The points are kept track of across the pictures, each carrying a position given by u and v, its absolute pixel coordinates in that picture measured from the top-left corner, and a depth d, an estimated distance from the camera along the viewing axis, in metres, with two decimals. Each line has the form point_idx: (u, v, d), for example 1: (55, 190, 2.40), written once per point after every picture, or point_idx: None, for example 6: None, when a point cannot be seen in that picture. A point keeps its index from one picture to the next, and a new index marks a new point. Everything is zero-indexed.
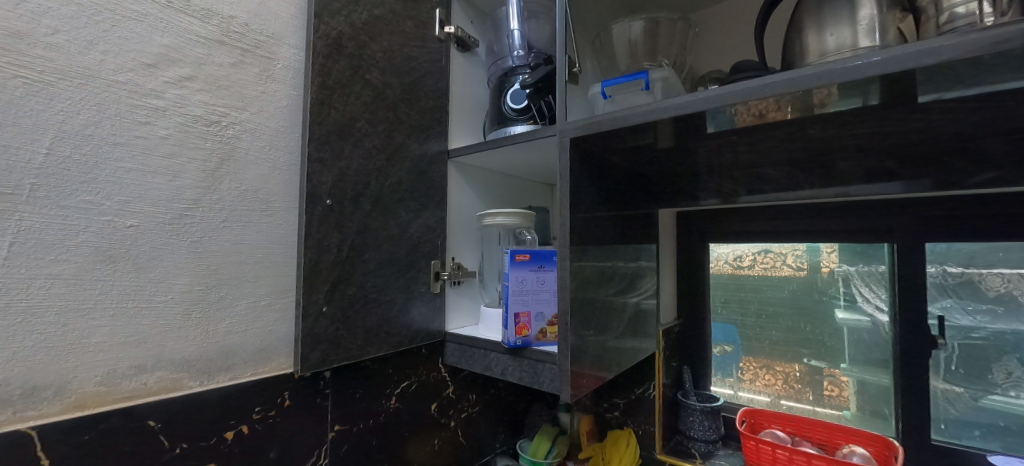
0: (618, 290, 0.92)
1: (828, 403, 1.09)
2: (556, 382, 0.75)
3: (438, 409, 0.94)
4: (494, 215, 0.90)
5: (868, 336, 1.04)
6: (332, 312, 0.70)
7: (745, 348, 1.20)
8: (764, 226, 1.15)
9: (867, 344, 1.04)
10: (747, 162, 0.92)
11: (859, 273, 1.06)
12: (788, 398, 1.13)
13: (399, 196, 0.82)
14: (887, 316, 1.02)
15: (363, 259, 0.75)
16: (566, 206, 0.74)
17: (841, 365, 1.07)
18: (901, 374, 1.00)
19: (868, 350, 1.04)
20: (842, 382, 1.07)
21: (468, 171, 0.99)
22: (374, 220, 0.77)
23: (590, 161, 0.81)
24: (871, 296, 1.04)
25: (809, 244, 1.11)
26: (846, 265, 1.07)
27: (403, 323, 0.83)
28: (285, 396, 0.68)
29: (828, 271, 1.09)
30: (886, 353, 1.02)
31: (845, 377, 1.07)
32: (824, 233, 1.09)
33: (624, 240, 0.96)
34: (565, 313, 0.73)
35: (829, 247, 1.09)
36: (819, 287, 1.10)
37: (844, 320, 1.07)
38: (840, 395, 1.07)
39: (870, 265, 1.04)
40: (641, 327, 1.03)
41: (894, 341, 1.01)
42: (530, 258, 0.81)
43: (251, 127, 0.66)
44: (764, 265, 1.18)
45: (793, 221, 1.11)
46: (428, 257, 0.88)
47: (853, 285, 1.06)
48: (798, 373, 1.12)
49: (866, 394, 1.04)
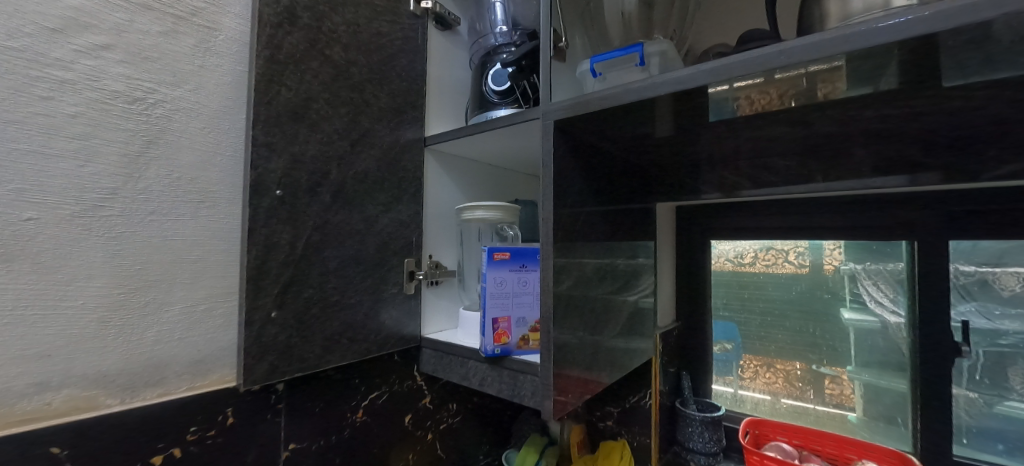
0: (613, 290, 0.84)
1: (840, 405, 1.01)
2: (537, 396, 0.67)
3: (413, 421, 0.85)
4: (473, 208, 0.81)
5: (877, 336, 0.96)
6: (283, 318, 0.62)
7: (744, 346, 1.12)
8: (770, 222, 1.07)
9: (875, 348, 0.97)
10: (753, 150, 0.84)
11: (867, 271, 0.98)
12: (788, 397, 1.06)
13: (366, 188, 0.74)
14: (898, 317, 0.95)
15: (322, 257, 0.67)
16: (548, 197, 0.65)
17: (851, 370, 1.00)
18: (920, 383, 0.92)
19: (882, 355, 0.96)
20: (844, 381, 1.01)
21: (447, 161, 0.91)
22: (334, 213, 0.69)
23: (579, 148, 0.72)
24: (881, 297, 0.96)
25: (812, 240, 1.03)
26: (853, 263, 1.00)
27: (371, 328, 0.74)
28: (228, 413, 0.60)
29: (833, 269, 1.02)
30: (902, 356, 0.94)
31: (846, 375, 1.00)
32: (836, 230, 1.00)
33: (618, 236, 0.87)
34: (548, 319, 0.64)
35: (832, 245, 1.01)
36: (823, 285, 1.03)
37: (851, 321, 1.00)
38: (842, 395, 1.01)
39: (881, 263, 0.96)
40: (637, 331, 0.95)
41: (905, 342, 0.94)
42: (510, 256, 0.72)
43: (186, 106, 0.57)
44: (765, 262, 1.10)
45: (802, 217, 1.02)
46: (400, 255, 0.80)
47: (859, 284, 0.99)
48: (800, 372, 1.05)
49: (875, 398, 0.97)
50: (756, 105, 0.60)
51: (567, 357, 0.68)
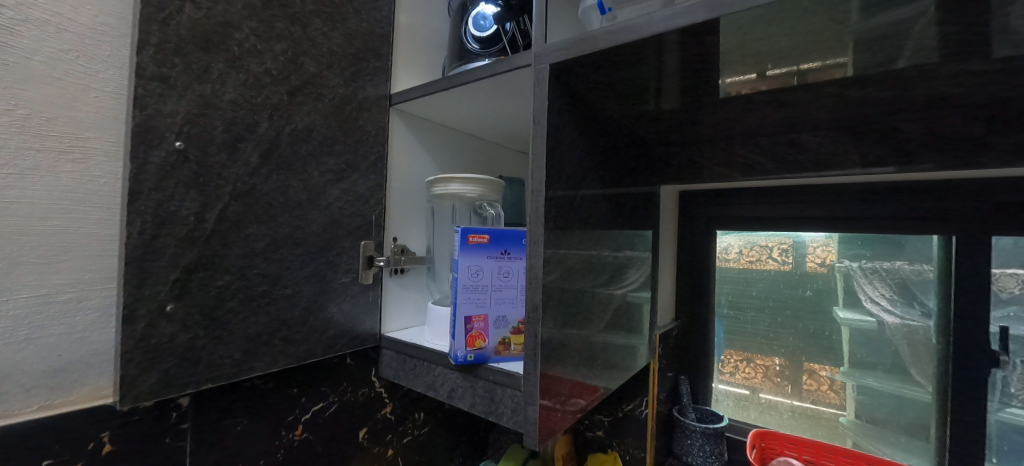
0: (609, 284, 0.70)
1: (821, 402, 0.95)
2: (519, 416, 0.53)
3: (369, 436, 0.71)
4: (446, 181, 0.66)
5: (872, 336, 0.89)
6: (183, 314, 0.47)
7: (729, 340, 1.03)
8: (784, 211, 0.94)
9: (870, 347, 0.90)
10: (783, 122, 0.70)
11: (862, 269, 0.90)
12: (766, 392, 0.99)
13: (309, 149, 0.58)
14: (895, 317, 0.87)
15: (243, 235, 0.51)
16: (540, 164, 0.51)
17: (857, 376, 0.91)
18: (947, 392, 0.82)
19: (892, 358, 0.87)
20: (822, 377, 0.94)
21: (417, 125, 0.75)
22: (262, 179, 0.53)
23: (579, 108, 0.58)
24: (876, 295, 0.89)
25: (797, 235, 0.96)
26: (848, 260, 0.91)
27: (312, 327, 0.59)
28: (104, 439, 0.45)
29: (822, 265, 0.94)
30: (899, 357, 0.87)
31: (823, 370, 0.94)
32: (862, 222, 0.87)
33: (618, 219, 0.73)
34: (534, 321, 0.50)
35: (815, 243, 0.94)
36: (802, 281, 0.96)
37: (845, 320, 0.92)
38: (820, 390, 0.95)
39: (880, 261, 0.88)
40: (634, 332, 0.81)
41: (903, 344, 0.86)
42: (489, 240, 0.58)
43: (39, 18, 0.41)
44: (749, 259, 1.01)
45: (822, 205, 0.90)
46: (353, 236, 0.65)
47: (854, 282, 0.91)
48: (779, 367, 0.98)
49: (868, 397, 0.90)
50: (745, 80, 0.55)
51: (557, 365, 0.54)
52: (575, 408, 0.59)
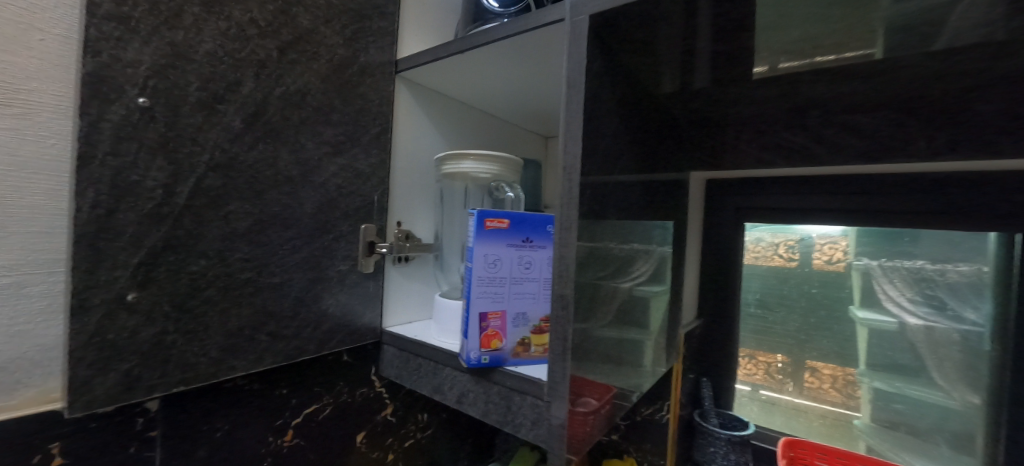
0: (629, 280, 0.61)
1: (824, 399, 0.90)
2: (540, 429, 0.46)
3: (368, 441, 0.64)
4: (458, 157, 0.59)
5: (894, 338, 0.83)
6: (147, 305, 0.39)
7: (749, 339, 0.96)
8: (816, 204, 0.87)
9: (886, 348, 0.84)
10: (842, 102, 0.61)
11: (882, 268, 0.84)
12: (768, 389, 0.94)
13: (302, 116, 0.50)
14: (918, 318, 0.81)
15: (223, 213, 0.44)
16: (574, 135, 0.43)
17: (896, 384, 0.84)
18: (975, 395, 0.76)
19: (917, 361, 0.82)
20: (823, 374, 0.90)
21: (424, 95, 0.67)
22: (246, 149, 0.45)
23: (616, 75, 0.49)
24: (896, 294, 0.82)
25: (804, 234, 0.90)
26: (866, 259, 0.85)
27: (304, 320, 0.52)
28: (53, 451, 0.38)
29: (832, 263, 0.88)
30: (921, 359, 0.81)
31: (825, 368, 0.90)
32: (909, 217, 0.79)
33: (650, 209, 0.66)
34: (564, 322, 0.43)
35: (822, 240, 0.89)
36: (813, 280, 0.90)
37: (863, 320, 0.86)
38: (822, 388, 0.90)
39: (901, 260, 0.82)
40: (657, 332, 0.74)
41: (923, 347, 0.81)
42: (509, 226, 0.50)
43: None
44: (755, 255, 0.96)
45: (866, 196, 0.82)
46: (352, 219, 0.57)
47: (873, 282, 0.85)
48: (781, 364, 0.93)
49: (908, 407, 0.83)
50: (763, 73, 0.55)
51: (585, 367, 0.47)
52: (586, 409, 0.49)
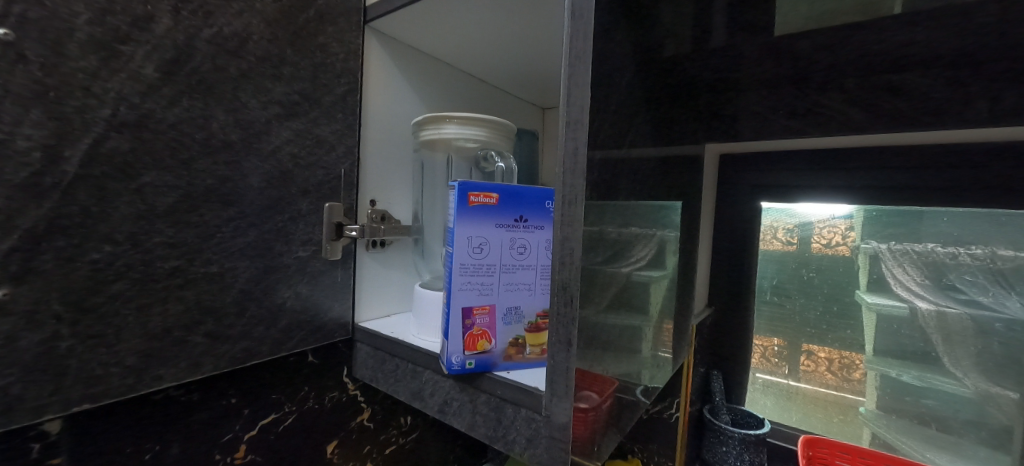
0: (634, 263, 0.49)
1: (818, 382, 0.85)
2: (536, 449, 0.37)
3: (340, 452, 0.56)
4: (438, 121, 0.49)
5: (903, 325, 0.77)
6: (28, 302, 0.31)
7: (762, 327, 0.88)
8: (832, 181, 0.78)
9: (900, 336, 0.77)
10: (895, 58, 0.52)
11: (892, 251, 0.77)
12: (762, 371, 0.88)
13: (242, 67, 0.41)
14: (929, 303, 0.74)
15: (135, 186, 0.35)
16: (580, 81, 0.32)
17: (926, 378, 0.76)
18: (996, 385, 0.71)
19: (926, 345, 0.75)
20: (819, 357, 0.84)
21: (399, 52, 0.57)
22: (164, 106, 0.36)
23: (633, 11, 0.39)
24: (908, 279, 0.76)
25: (801, 215, 0.83)
26: (874, 242, 0.78)
27: (253, 317, 0.43)
28: None
29: (830, 247, 0.82)
30: (930, 344, 0.75)
31: (822, 351, 0.84)
32: (937, 193, 0.71)
33: (664, 183, 0.56)
34: (568, 321, 0.33)
35: (820, 221, 0.82)
36: (810, 264, 0.84)
37: (873, 305, 0.79)
38: (818, 372, 0.85)
39: (910, 243, 0.75)
40: (666, 322, 0.64)
41: (934, 332, 0.74)
42: (499, 202, 0.41)
43: None
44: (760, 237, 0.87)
45: (887, 170, 0.73)
46: (313, 196, 0.48)
47: (881, 265, 0.78)
48: (777, 347, 0.87)
49: (940, 403, 0.75)
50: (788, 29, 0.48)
51: (594, 367, 0.39)
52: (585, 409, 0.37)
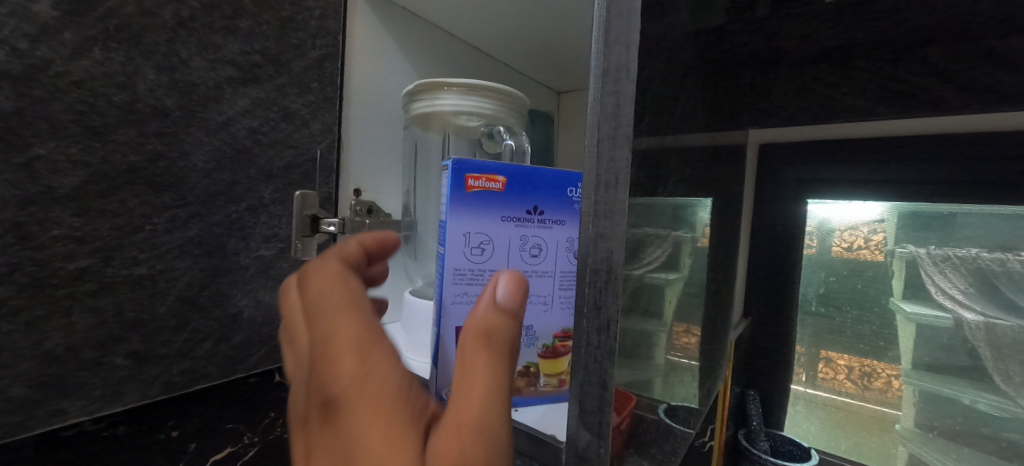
0: (648, 265, 0.31)
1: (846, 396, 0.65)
2: None
3: None
4: (435, 90, 0.41)
5: (954, 343, 0.59)
6: None
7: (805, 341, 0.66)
8: (884, 174, 0.59)
9: (949, 357, 0.59)
10: None
11: (933, 257, 0.58)
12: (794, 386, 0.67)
13: (179, 12, 0.32)
14: (977, 314, 0.56)
15: (22, 160, 0.27)
16: (621, 8, 0.22)
17: (1002, 406, 0.57)
18: None
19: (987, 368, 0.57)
20: (840, 365, 0.65)
21: (392, 14, 0.48)
22: (65, 56, 0.28)
23: None
24: (951, 287, 0.58)
25: (820, 217, 0.63)
26: (910, 245, 0.59)
27: (194, 331, 0.35)
28: None
29: (855, 252, 0.62)
30: (976, 360, 0.57)
31: (842, 359, 0.64)
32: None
33: (708, 173, 0.45)
34: (603, 357, 0.23)
35: (843, 227, 0.61)
36: (838, 268, 0.63)
37: (913, 319, 0.60)
38: (841, 379, 0.65)
39: (952, 247, 0.56)
40: (692, 329, 0.46)
41: (983, 349, 0.57)
42: (505, 189, 0.32)
43: None
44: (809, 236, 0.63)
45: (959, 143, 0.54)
46: (279, 182, 0.39)
47: (922, 272, 0.59)
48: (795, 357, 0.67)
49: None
50: None
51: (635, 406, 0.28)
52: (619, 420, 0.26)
